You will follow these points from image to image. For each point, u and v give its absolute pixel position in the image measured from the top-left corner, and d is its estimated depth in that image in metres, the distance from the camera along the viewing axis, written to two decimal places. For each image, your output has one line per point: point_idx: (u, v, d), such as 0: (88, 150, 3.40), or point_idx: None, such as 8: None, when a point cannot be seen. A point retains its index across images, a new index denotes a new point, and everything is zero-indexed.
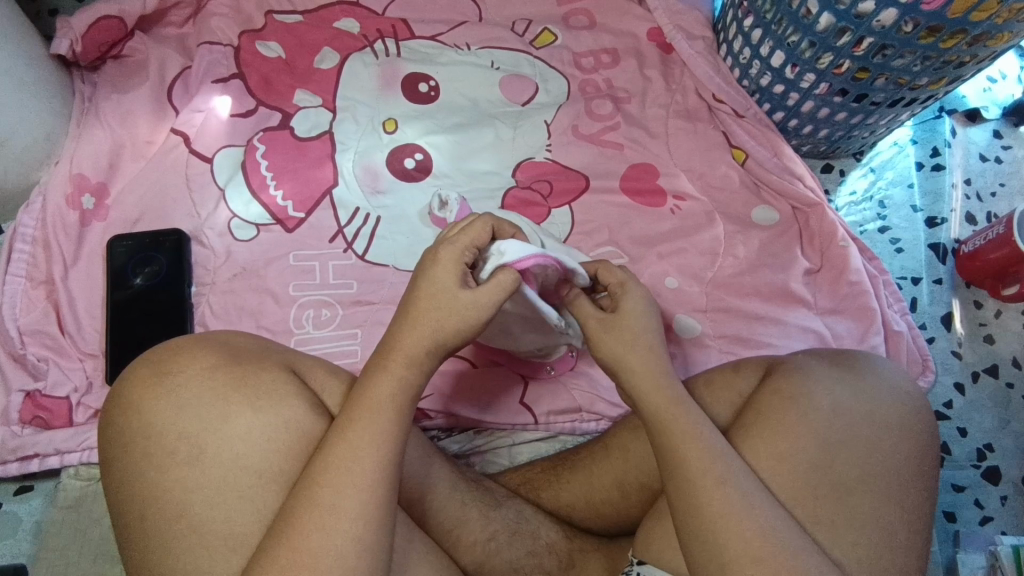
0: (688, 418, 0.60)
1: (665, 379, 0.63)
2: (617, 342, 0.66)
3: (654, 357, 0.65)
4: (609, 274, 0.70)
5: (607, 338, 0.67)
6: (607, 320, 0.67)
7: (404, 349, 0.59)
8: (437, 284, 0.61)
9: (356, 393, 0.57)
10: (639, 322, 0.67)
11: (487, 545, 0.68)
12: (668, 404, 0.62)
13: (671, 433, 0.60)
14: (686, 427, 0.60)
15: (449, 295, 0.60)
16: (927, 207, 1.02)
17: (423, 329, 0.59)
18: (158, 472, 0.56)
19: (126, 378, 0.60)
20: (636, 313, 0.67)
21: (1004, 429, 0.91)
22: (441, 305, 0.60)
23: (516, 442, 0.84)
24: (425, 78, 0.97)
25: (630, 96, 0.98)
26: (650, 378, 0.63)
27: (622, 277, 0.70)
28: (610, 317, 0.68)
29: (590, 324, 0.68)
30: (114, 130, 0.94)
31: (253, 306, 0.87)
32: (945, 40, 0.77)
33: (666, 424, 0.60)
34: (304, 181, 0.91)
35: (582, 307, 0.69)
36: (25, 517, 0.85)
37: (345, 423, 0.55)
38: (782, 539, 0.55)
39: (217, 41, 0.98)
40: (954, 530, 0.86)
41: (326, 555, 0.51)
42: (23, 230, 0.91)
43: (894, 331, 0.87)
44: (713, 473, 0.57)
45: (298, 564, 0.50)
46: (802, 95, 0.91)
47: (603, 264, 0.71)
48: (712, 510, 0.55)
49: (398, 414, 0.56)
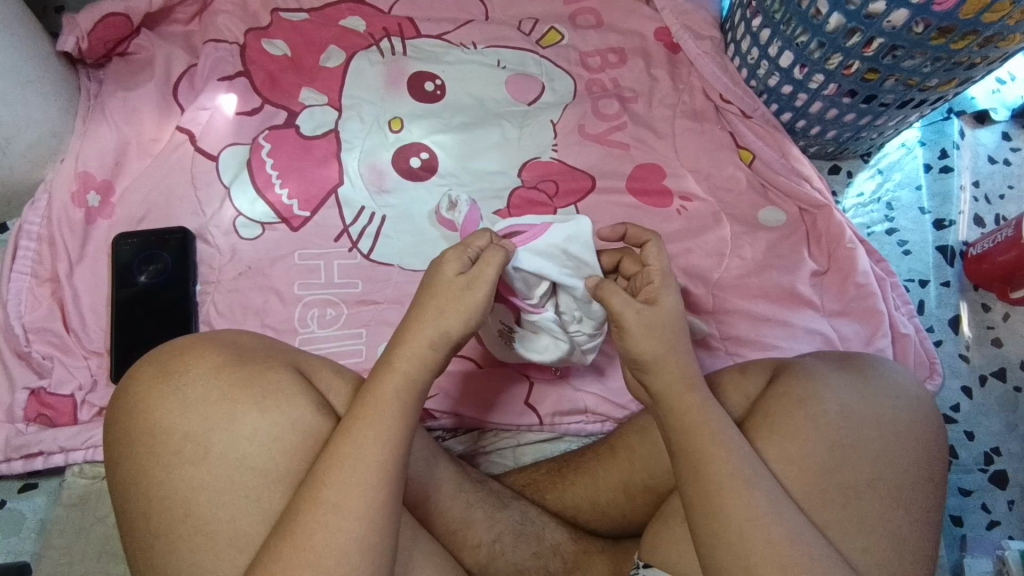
0: (712, 419, 0.59)
1: (693, 378, 0.62)
2: (653, 339, 0.62)
3: (683, 356, 0.63)
4: (653, 255, 0.66)
5: (644, 332, 0.62)
6: (647, 312, 0.63)
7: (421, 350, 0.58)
8: (449, 283, 0.60)
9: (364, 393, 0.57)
10: (672, 318, 0.63)
11: (493, 547, 0.68)
12: (696, 405, 0.60)
13: (696, 434, 0.59)
14: (708, 429, 0.59)
15: (461, 288, 0.60)
16: (934, 210, 1.01)
17: (427, 323, 0.59)
18: (163, 472, 0.56)
19: (130, 378, 0.60)
20: (671, 308, 0.64)
21: (1012, 433, 0.90)
22: (458, 296, 0.60)
23: (521, 443, 0.84)
24: (431, 77, 0.96)
25: (637, 96, 0.98)
26: (675, 376, 0.62)
27: (660, 265, 0.66)
28: (650, 312, 0.63)
29: (629, 318, 0.63)
30: (120, 128, 0.94)
31: (258, 305, 0.87)
32: (956, 41, 0.76)
33: (686, 423, 0.60)
34: (309, 179, 0.91)
35: (617, 292, 0.63)
36: (29, 515, 0.85)
37: (356, 419, 0.55)
38: (801, 543, 0.55)
39: (222, 39, 0.98)
40: (961, 534, 0.86)
41: (341, 555, 0.51)
42: (28, 228, 0.91)
43: (901, 334, 0.87)
44: (738, 475, 0.57)
45: (310, 565, 0.50)
46: (810, 96, 0.90)
47: (653, 239, 0.67)
48: (724, 516, 0.55)
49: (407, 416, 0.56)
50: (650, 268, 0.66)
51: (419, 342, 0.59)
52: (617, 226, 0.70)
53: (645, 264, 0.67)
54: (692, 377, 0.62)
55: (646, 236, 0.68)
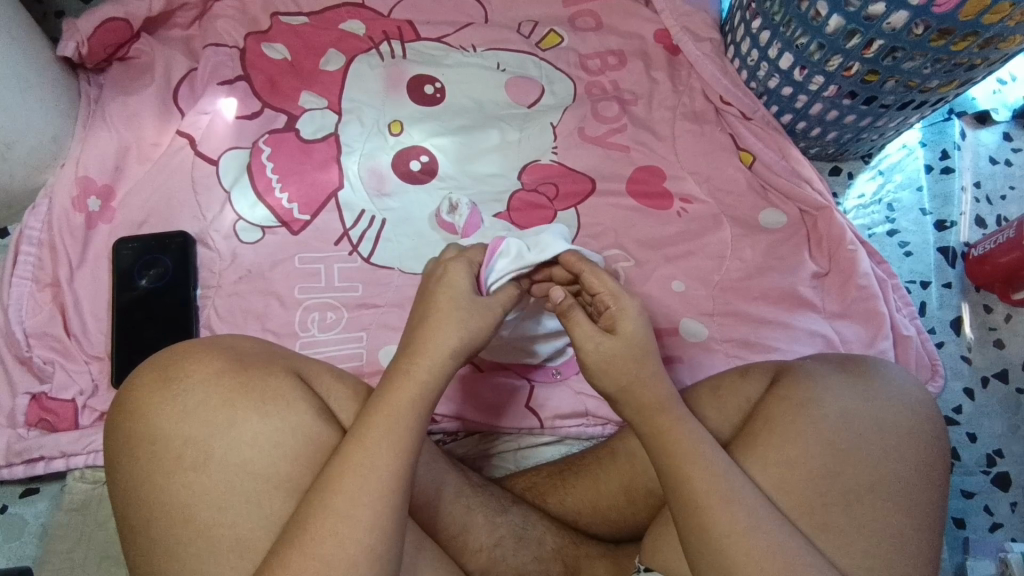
0: (689, 435, 0.59)
1: (666, 399, 0.62)
2: (619, 372, 0.62)
3: (655, 379, 0.62)
4: (597, 280, 0.65)
5: (606, 367, 0.62)
6: (605, 343, 0.62)
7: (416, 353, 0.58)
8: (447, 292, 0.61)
9: (373, 400, 0.57)
10: (638, 342, 0.63)
11: (494, 551, 0.67)
12: (668, 424, 0.60)
13: (678, 452, 0.59)
14: (688, 446, 0.59)
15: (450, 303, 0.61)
16: (936, 210, 1.01)
17: (429, 332, 0.59)
18: (163, 478, 0.56)
19: (130, 385, 0.60)
20: (634, 333, 0.63)
21: (1014, 435, 0.90)
22: (449, 313, 0.60)
23: (522, 446, 0.84)
24: (431, 80, 0.96)
25: (636, 99, 0.97)
26: (650, 401, 0.61)
27: (605, 286, 0.64)
28: (609, 342, 0.62)
29: (589, 351, 0.63)
30: (120, 132, 0.94)
31: (259, 309, 0.87)
32: (957, 42, 0.76)
33: (665, 442, 0.60)
34: (309, 183, 0.91)
35: (579, 323, 0.63)
36: (31, 520, 0.86)
37: (365, 430, 0.55)
38: (790, 550, 0.55)
39: (222, 43, 0.98)
40: (963, 536, 0.86)
41: (345, 562, 0.51)
42: (29, 233, 0.91)
43: (903, 335, 0.87)
44: (718, 490, 0.56)
45: (317, 571, 0.50)
46: (810, 97, 0.90)
47: (584, 268, 0.65)
48: (723, 527, 0.55)
49: (407, 418, 0.56)
50: (598, 294, 0.65)
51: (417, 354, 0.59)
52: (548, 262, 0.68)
53: (593, 290, 0.65)
54: (670, 391, 0.62)
55: (578, 264, 0.66)
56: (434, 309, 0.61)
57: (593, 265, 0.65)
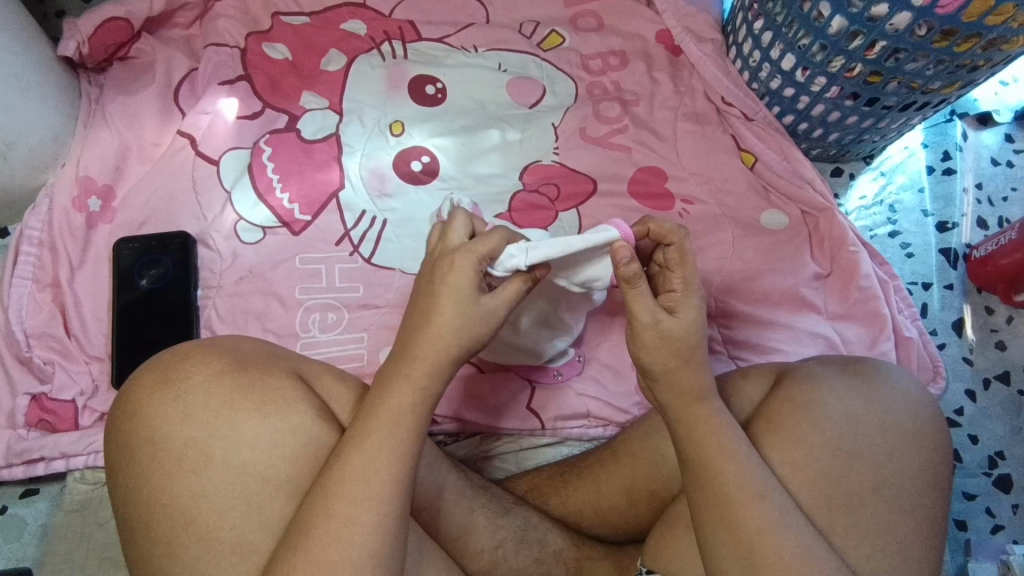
0: (717, 434, 0.58)
1: (704, 390, 0.60)
2: (667, 352, 0.60)
3: (698, 368, 0.60)
4: (680, 259, 0.62)
5: (659, 345, 0.60)
6: (665, 321, 0.60)
7: (424, 352, 0.56)
8: (458, 291, 0.57)
9: (369, 399, 0.56)
10: (691, 327, 0.61)
11: (494, 553, 0.67)
12: (703, 417, 0.59)
13: (706, 444, 0.58)
14: (716, 442, 0.58)
15: (463, 295, 0.57)
16: (938, 212, 1.01)
17: (440, 326, 0.57)
18: (164, 480, 0.56)
19: (131, 385, 0.60)
20: (694, 320, 0.61)
21: (1016, 437, 0.90)
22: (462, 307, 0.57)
23: (523, 448, 0.84)
24: (432, 80, 0.96)
25: (638, 99, 0.97)
26: (688, 388, 0.60)
27: (683, 273, 0.62)
28: (670, 322, 0.60)
29: (645, 326, 0.60)
30: (121, 132, 0.94)
31: (260, 309, 0.87)
32: (960, 43, 0.76)
33: (694, 439, 0.59)
34: (311, 183, 0.91)
35: (640, 297, 0.59)
36: (31, 521, 0.85)
37: (359, 431, 0.54)
38: (785, 551, 0.54)
39: (224, 43, 0.98)
40: (965, 539, 0.85)
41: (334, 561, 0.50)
42: (29, 233, 0.90)
43: (904, 337, 0.87)
44: (749, 488, 0.56)
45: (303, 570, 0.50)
46: (812, 98, 0.90)
47: (685, 241, 0.62)
48: (745, 526, 0.55)
49: (414, 423, 0.55)
50: (673, 274, 0.63)
51: (431, 347, 0.57)
52: (639, 223, 0.64)
53: (669, 267, 0.63)
54: (710, 383, 0.61)
55: (670, 237, 0.62)
56: (440, 301, 0.57)
57: (690, 242, 0.62)
